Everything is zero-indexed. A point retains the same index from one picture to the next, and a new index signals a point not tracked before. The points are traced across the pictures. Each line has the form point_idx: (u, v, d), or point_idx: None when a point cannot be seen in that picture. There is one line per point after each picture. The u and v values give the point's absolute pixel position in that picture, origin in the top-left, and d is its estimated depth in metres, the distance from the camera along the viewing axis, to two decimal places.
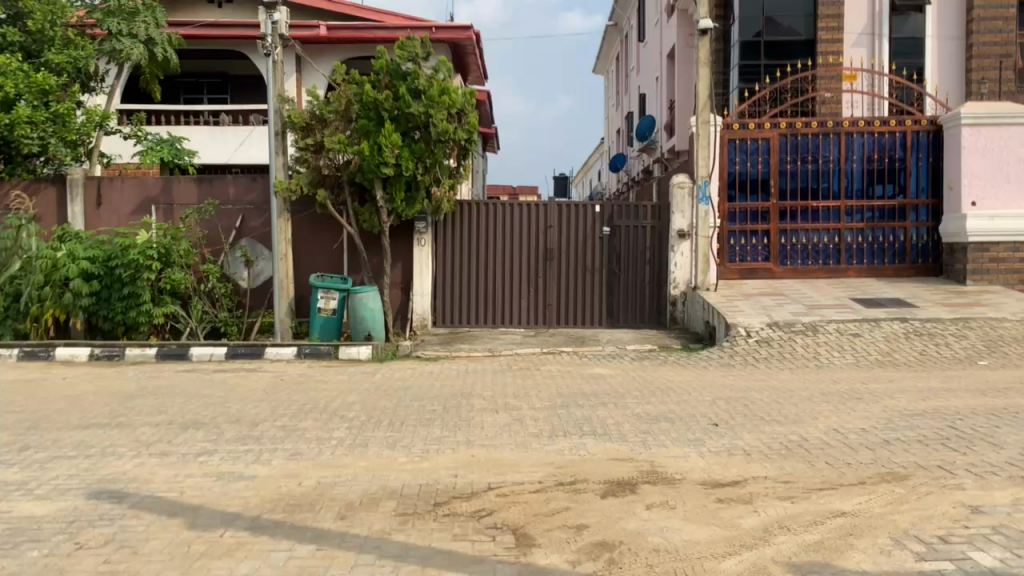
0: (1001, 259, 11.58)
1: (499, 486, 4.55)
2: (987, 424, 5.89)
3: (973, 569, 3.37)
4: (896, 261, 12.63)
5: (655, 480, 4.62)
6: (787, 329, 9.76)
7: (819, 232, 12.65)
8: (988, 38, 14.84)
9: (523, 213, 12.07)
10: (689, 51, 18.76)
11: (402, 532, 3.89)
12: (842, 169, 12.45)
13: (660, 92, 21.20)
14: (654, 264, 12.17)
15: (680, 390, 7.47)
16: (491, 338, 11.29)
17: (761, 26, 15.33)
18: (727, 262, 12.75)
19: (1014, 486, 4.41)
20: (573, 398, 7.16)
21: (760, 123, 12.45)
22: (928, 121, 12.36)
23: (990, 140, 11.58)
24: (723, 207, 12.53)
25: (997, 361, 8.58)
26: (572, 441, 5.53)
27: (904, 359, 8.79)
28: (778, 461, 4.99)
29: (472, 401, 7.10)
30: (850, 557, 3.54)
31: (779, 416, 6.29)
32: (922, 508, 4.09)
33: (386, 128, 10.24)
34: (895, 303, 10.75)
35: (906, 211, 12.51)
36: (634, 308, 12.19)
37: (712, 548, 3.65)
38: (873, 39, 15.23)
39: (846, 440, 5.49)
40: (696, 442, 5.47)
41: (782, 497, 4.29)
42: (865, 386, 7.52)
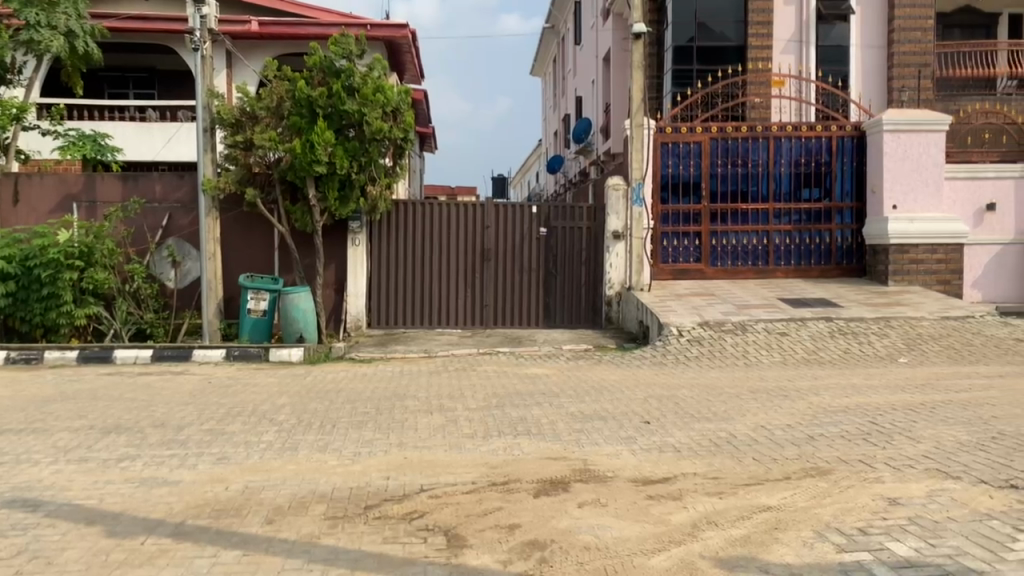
0: (920, 260, 12.02)
1: (432, 487, 4.52)
2: (906, 419, 6.11)
3: (890, 558, 3.48)
4: (822, 262, 12.99)
5: (587, 478, 4.65)
6: (718, 328, 9.96)
7: (748, 233, 12.93)
8: (908, 48, 15.39)
9: (459, 213, 12.05)
10: (624, 55, 19.02)
11: (332, 535, 3.83)
12: (771, 172, 12.76)
13: (597, 95, 21.42)
14: (589, 265, 12.28)
15: (614, 389, 7.55)
16: (427, 339, 11.25)
17: (693, 31, 15.63)
18: (660, 263, 12.94)
19: (929, 478, 4.59)
20: (508, 398, 7.17)
21: (692, 126, 12.68)
22: (852, 127, 12.78)
23: (910, 145, 12.01)
24: (656, 208, 12.72)
25: (916, 358, 8.91)
26: (507, 441, 5.53)
27: (828, 357, 9.04)
28: (707, 457, 5.09)
29: (406, 402, 7.05)
30: (775, 550, 3.62)
31: (709, 413, 6.41)
32: (843, 502, 4.22)
33: (319, 126, 10.09)
34: (820, 303, 11.07)
35: (831, 214, 12.88)
36: (569, 309, 12.27)
37: (642, 544, 3.69)
38: (801, 46, 15.65)
39: (773, 437, 5.62)
40: (628, 440, 5.53)
41: (711, 493, 4.36)
42: (792, 384, 7.72)
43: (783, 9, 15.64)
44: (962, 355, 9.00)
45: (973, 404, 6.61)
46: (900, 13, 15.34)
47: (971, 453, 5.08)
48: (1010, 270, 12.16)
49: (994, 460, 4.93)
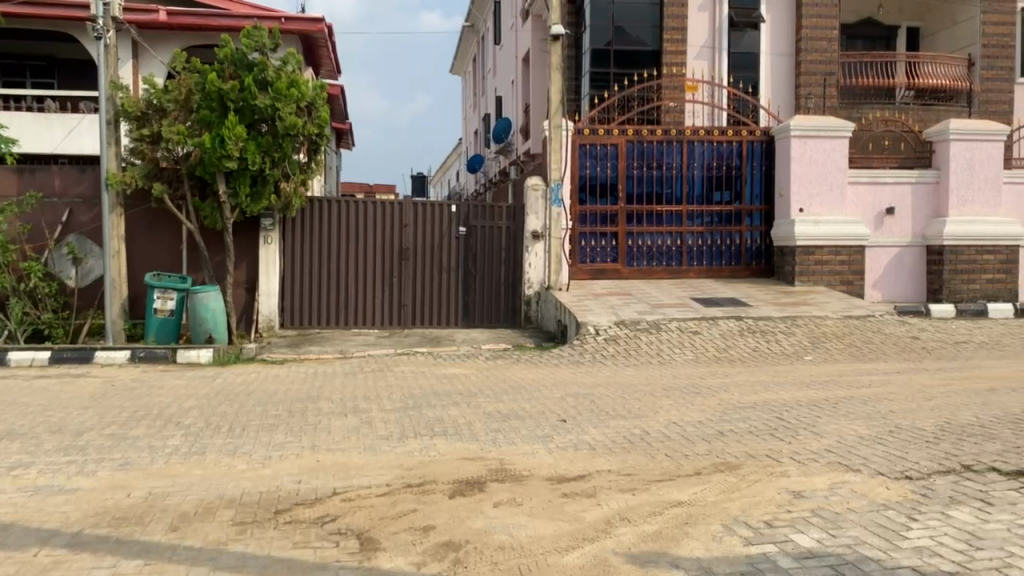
0: (824, 261, 12.49)
1: (345, 490, 4.44)
2: (810, 415, 6.33)
3: (793, 550, 3.60)
4: (733, 262, 13.37)
5: (503, 477, 4.65)
6: (633, 327, 10.13)
7: (663, 235, 13.20)
8: (814, 57, 15.98)
9: (376, 211, 11.91)
10: (543, 56, 19.16)
11: (240, 541, 3.72)
12: (684, 175, 13.05)
13: (516, 95, 21.53)
14: (508, 265, 12.30)
15: (530, 388, 7.58)
16: (342, 340, 11.07)
17: (610, 35, 15.85)
18: (577, 263, 13.08)
19: (831, 471, 4.76)
20: (424, 399, 7.11)
21: (609, 129, 12.86)
22: (761, 132, 13.20)
23: (815, 151, 12.47)
24: (574, 209, 12.85)
25: (820, 356, 9.25)
26: (422, 442, 5.48)
27: (738, 355, 9.31)
28: (621, 454, 5.16)
29: (320, 404, 6.91)
30: (685, 545, 3.69)
31: (624, 411, 6.50)
32: (750, 495, 4.34)
33: (230, 120, 9.80)
34: (731, 303, 11.38)
35: (741, 217, 13.27)
36: (488, 308, 12.27)
37: (556, 542, 3.72)
38: (713, 53, 16.00)
39: (685, 433, 5.74)
40: (544, 438, 5.55)
41: (624, 490, 4.42)
42: (703, 381, 7.91)
43: (697, 14, 15.98)
44: (862, 352, 9.39)
45: (872, 400, 6.90)
46: (807, 23, 15.93)
47: (870, 447, 5.29)
48: (909, 271, 12.71)
49: (891, 453, 5.15)
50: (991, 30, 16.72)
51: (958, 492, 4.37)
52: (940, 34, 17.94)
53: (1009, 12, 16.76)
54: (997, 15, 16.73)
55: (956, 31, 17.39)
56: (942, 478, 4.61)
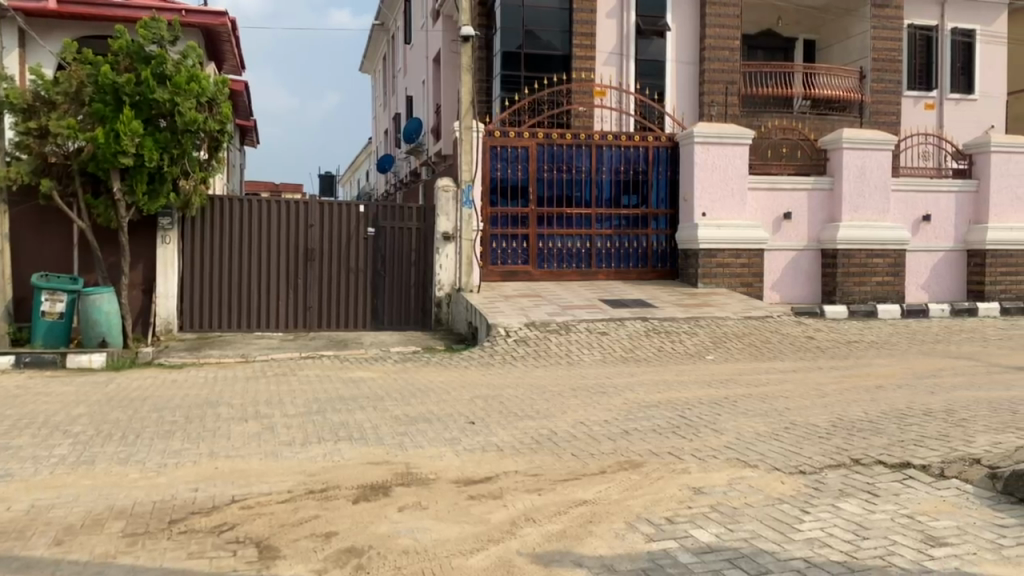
0: (726, 264, 12.87)
1: (245, 498, 4.31)
2: (711, 412, 6.52)
3: (693, 545, 3.68)
4: (640, 265, 13.64)
5: (409, 481, 4.61)
6: (543, 329, 10.20)
7: (573, 238, 13.35)
8: (717, 66, 16.57)
9: (282, 211, 11.66)
10: (454, 58, 19.07)
11: (130, 554, 3.56)
12: (593, 179, 13.23)
13: (426, 95, 21.40)
14: (419, 266, 12.20)
15: (439, 390, 7.53)
16: (245, 343, 10.78)
17: (521, 38, 15.89)
18: (489, 265, 13.07)
19: (730, 467, 4.90)
20: (329, 403, 6.98)
21: (519, 131, 12.93)
22: (667, 138, 13.51)
23: (718, 157, 12.86)
24: (485, 211, 12.87)
25: (722, 355, 9.53)
26: (326, 447, 5.37)
27: (644, 355, 9.50)
28: (529, 455, 5.18)
29: (219, 409, 6.70)
30: (588, 543, 3.73)
31: (532, 412, 6.54)
32: (653, 493, 4.43)
33: (125, 114, 9.38)
34: (637, 304, 11.61)
35: (648, 220, 13.56)
36: (397, 310, 12.14)
37: (461, 545, 3.70)
38: (621, 59, 16.34)
39: (591, 433, 5.81)
40: (452, 440, 5.53)
41: (531, 490, 4.44)
42: (610, 381, 8.04)
43: (605, 21, 16.22)
44: (761, 352, 9.72)
45: (769, 397, 7.16)
46: (711, 33, 16.49)
47: (767, 443, 5.49)
48: (805, 274, 13.25)
49: (786, 448, 5.35)
50: (880, 45, 17.61)
51: (848, 484, 4.57)
52: (835, 46, 18.74)
53: (896, 28, 17.69)
54: (886, 31, 17.63)
55: (850, 44, 18.20)
56: (833, 472, 4.81)
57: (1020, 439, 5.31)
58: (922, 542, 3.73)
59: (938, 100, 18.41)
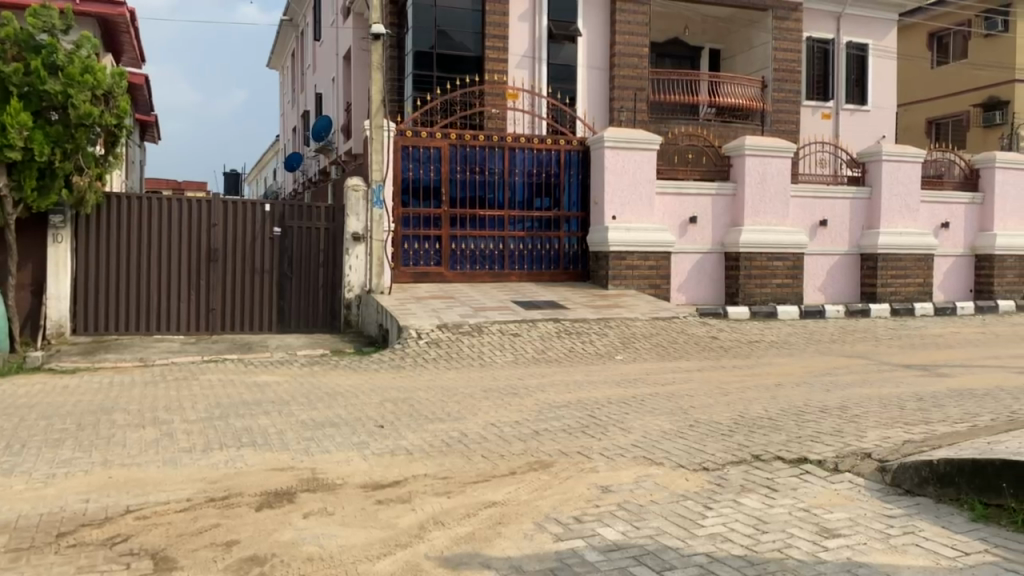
0: (635, 267, 13.12)
1: (140, 508, 4.13)
2: (619, 412, 6.62)
3: (600, 543, 3.73)
4: (552, 267, 13.77)
5: (315, 487, 4.51)
6: (455, 330, 10.17)
7: (486, 239, 13.35)
8: (627, 72, 16.91)
9: (183, 210, 11.27)
10: (365, 55, 18.83)
11: (13, 570, 3.36)
12: (506, 181, 13.27)
13: (336, 93, 21.07)
14: (327, 267, 11.99)
15: (347, 394, 7.41)
16: (144, 347, 10.36)
17: (433, 38, 15.82)
18: (400, 266, 12.95)
19: (637, 465, 4.99)
20: (232, 408, 6.77)
21: (432, 131, 12.86)
22: (578, 142, 13.67)
23: (627, 162, 13.09)
24: (396, 212, 12.75)
25: (630, 355, 9.70)
26: (228, 453, 5.21)
27: (555, 356, 9.58)
28: (438, 458, 5.15)
29: (114, 416, 6.41)
30: (497, 545, 3.73)
31: (442, 414, 6.50)
32: (561, 492, 4.46)
33: (12, 105, 8.91)
34: (549, 306, 11.71)
35: (560, 223, 13.69)
36: (305, 312, 11.89)
37: (367, 550, 3.64)
38: (533, 62, 16.44)
39: (502, 434, 5.82)
40: (360, 445, 5.45)
41: (440, 493, 4.41)
42: (521, 382, 8.07)
43: (518, 24, 16.32)
44: (668, 352, 9.95)
45: (675, 396, 7.32)
46: (621, 40, 16.82)
47: (672, 441, 5.61)
48: (709, 276, 13.63)
49: (691, 446, 5.48)
50: (781, 56, 18.28)
51: (749, 480, 4.72)
52: (739, 56, 19.35)
53: (796, 40, 18.40)
54: (786, 43, 18.33)
55: (753, 55, 18.81)
56: (734, 468, 4.96)
57: (908, 434, 5.59)
58: (817, 534, 3.88)
59: (834, 110, 19.26)
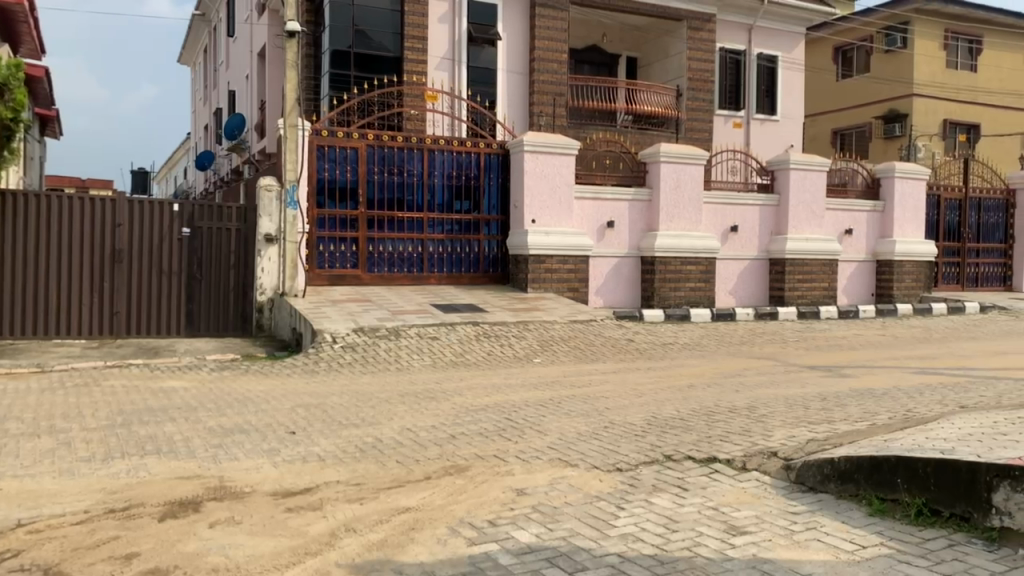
0: (554, 271, 13.22)
1: (33, 521, 3.92)
2: (536, 414, 6.65)
3: (513, 547, 3.73)
4: (471, 270, 13.74)
5: (222, 496, 4.37)
6: (372, 334, 10.04)
7: (404, 241, 13.24)
8: (547, 78, 17.04)
9: (84, 208, 10.80)
10: (279, 52, 18.43)
11: None
12: (425, 183, 13.19)
13: (250, 91, 20.56)
14: (239, 269, 11.68)
15: (258, 399, 7.22)
16: (41, 352, 9.87)
17: (351, 38, 15.60)
18: (315, 269, 12.73)
19: (552, 467, 5.03)
20: (135, 415, 6.50)
21: (348, 132, 12.68)
22: (498, 145, 13.69)
23: (545, 166, 13.16)
24: (312, 212, 12.52)
25: (548, 358, 9.77)
26: (130, 463, 5.00)
27: (473, 359, 9.56)
28: (351, 464, 5.07)
29: (7, 425, 6.07)
30: (410, 551, 3.68)
31: (356, 419, 6.40)
32: (476, 496, 4.45)
33: None
34: (468, 309, 11.68)
35: (479, 226, 13.69)
36: (215, 316, 11.56)
37: (276, 559, 3.55)
38: (453, 64, 16.44)
39: (418, 438, 5.76)
40: (271, 452, 5.32)
41: (352, 500, 4.34)
42: (439, 386, 8.03)
43: (437, 26, 16.26)
44: (585, 355, 10.05)
45: (591, 398, 7.41)
46: (540, 45, 16.94)
47: (587, 442, 5.67)
48: (626, 280, 13.85)
49: (605, 447, 5.54)
50: (696, 65, 18.74)
51: (660, 480, 4.80)
52: (655, 65, 19.78)
53: (710, 50, 18.84)
54: (701, 53, 18.78)
55: (668, 64, 19.25)
56: (646, 469, 5.04)
57: (811, 433, 5.79)
58: (724, 531, 3.97)
59: (745, 120, 19.87)
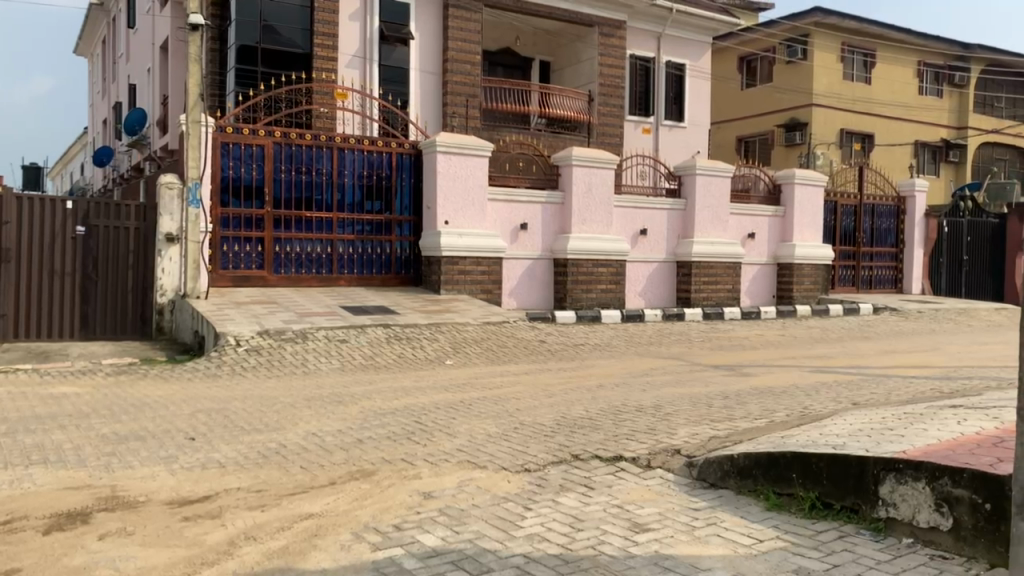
0: (466, 272, 13.18)
1: None
2: (446, 417, 6.62)
3: (419, 551, 3.69)
4: (382, 272, 13.59)
5: (114, 506, 4.19)
6: (278, 337, 9.81)
7: (313, 242, 12.99)
8: (460, 79, 17.05)
9: None
10: (181, 46, 17.82)
11: None
12: (335, 183, 12.98)
13: (152, 86, 19.84)
14: (138, 270, 11.27)
15: (156, 405, 6.94)
16: None
17: (258, 33, 15.24)
18: (218, 269, 12.36)
19: (460, 470, 5.01)
20: (20, 423, 6.15)
21: (254, 129, 12.38)
22: (410, 145, 13.58)
23: (458, 167, 13.13)
24: (215, 211, 12.16)
25: (459, 360, 9.75)
26: (13, 474, 4.73)
27: (383, 362, 9.45)
28: (253, 470, 4.93)
29: None
30: (312, 557, 3.61)
31: (260, 425, 6.23)
32: (381, 501, 4.39)
33: None
34: (379, 311, 11.55)
35: (391, 227, 13.54)
36: (112, 318, 11.11)
37: (169, 571, 3.41)
38: (365, 63, 16.23)
39: (323, 443, 5.66)
40: (168, 459, 5.12)
41: (252, 507, 4.22)
42: (347, 389, 7.90)
43: (348, 24, 15.99)
44: (497, 356, 10.07)
45: (502, 400, 7.43)
46: (453, 46, 16.95)
47: (496, 443, 5.68)
48: (538, 282, 13.96)
49: (514, 448, 5.56)
50: (607, 71, 19.04)
51: (567, 479, 4.85)
52: (567, 69, 20.03)
53: (620, 57, 19.19)
54: (611, 59, 19.09)
55: (579, 69, 19.52)
56: (554, 468, 5.08)
57: (713, 431, 5.95)
58: (628, 529, 4.04)
59: (654, 126, 20.30)
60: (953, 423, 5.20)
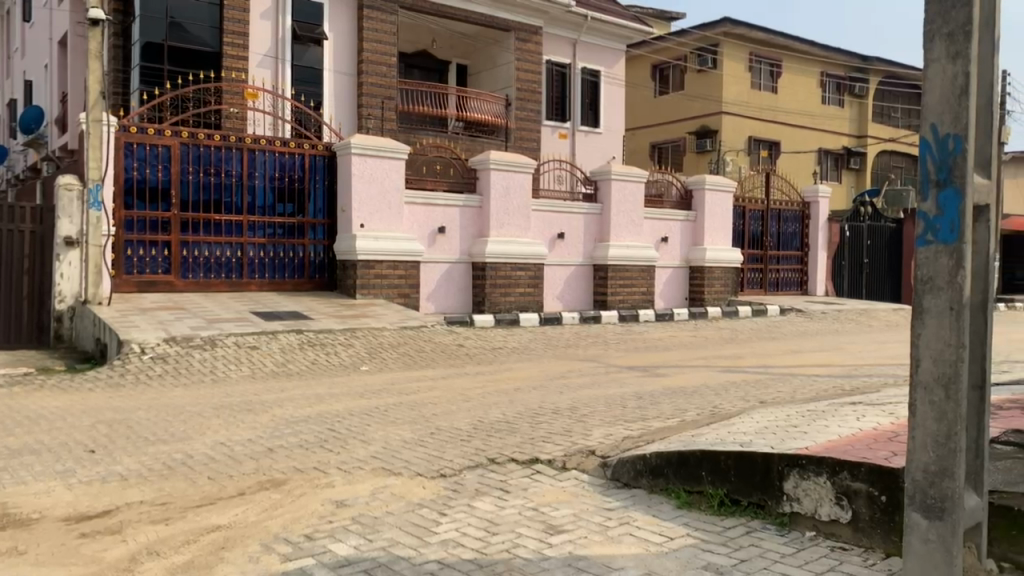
0: (382, 276, 13.04)
1: None
2: (360, 424, 6.53)
3: (330, 560, 3.62)
4: (295, 276, 13.33)
5: (4, 524, 3.97)
6: (185, 344, 9.50)
7: (222, 245, 12.63)
8: (375, 80, 16.85)
9: None
10: (81, 41, 17.03)
11: None
12: (245, 184, 12.67)
13: (50, 82, 18.95)
14: (34, 274, 10.85)
15: (54, 417, 6.62)
16: None
17: (164, 30, 14.83)
18: (122, 274, 11.88)
19: (374, 477, 4.95)
20: None
21: (159, 129, 11.96)
22: (323, 147, 13.34)
23: (374, 170, 12.98)
24: (118, 214, 11.70)
25: (375, 366, 9.63)
26: None
27: (296, 368, 9.26)
28: (157, 482, 4.76)
29: None
30: (218, 571, 3.50)
31: (166, 435, 6.02)
32: (293, 511, 4.29)
33: None
34: (291, 316, 11.32)
35: (304, 230, 13.29)
36: (5, 325, 10.67)
37: None
38: (277, 63, 15.87)
39: (232, 453, 5.50)
40: (65, 473, 4.88)
41: (156, 521, 4.06)
42: (259, 397, 7.71)
43: (259, 22, 15.65)
44: (413, 361, 9.99)
45: (418, 405, 7.37)
46: (368, 47, 16.73)
47: (412, 450, 5.63)
48: (456, 286, 13.93)
49: (430, 454, 5.52)
50: (523, 76, 19.18)
51: (483, 484, 4.84)
52: (483, 73, 20.07)
53: (537, 63, 19.36)
54: (528, 64, 19.22)
55: (497, 73, 19.58)
56: (470, 473, 5.07)
57: (627, 431, 6.04)
58: (543, 531, 4.06)
59: (570, 131, 20.53)
60: (852, 419, 5.40)
